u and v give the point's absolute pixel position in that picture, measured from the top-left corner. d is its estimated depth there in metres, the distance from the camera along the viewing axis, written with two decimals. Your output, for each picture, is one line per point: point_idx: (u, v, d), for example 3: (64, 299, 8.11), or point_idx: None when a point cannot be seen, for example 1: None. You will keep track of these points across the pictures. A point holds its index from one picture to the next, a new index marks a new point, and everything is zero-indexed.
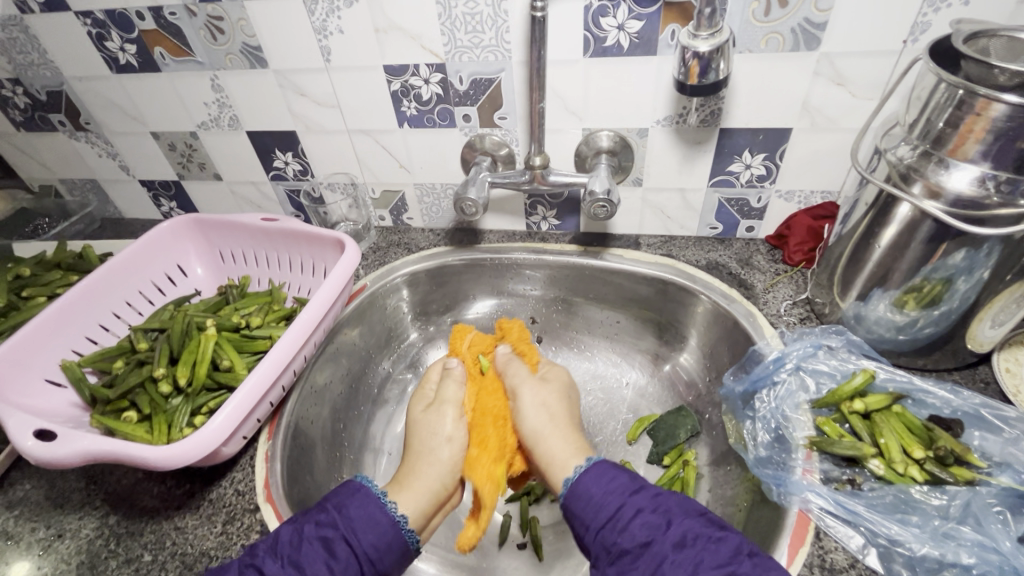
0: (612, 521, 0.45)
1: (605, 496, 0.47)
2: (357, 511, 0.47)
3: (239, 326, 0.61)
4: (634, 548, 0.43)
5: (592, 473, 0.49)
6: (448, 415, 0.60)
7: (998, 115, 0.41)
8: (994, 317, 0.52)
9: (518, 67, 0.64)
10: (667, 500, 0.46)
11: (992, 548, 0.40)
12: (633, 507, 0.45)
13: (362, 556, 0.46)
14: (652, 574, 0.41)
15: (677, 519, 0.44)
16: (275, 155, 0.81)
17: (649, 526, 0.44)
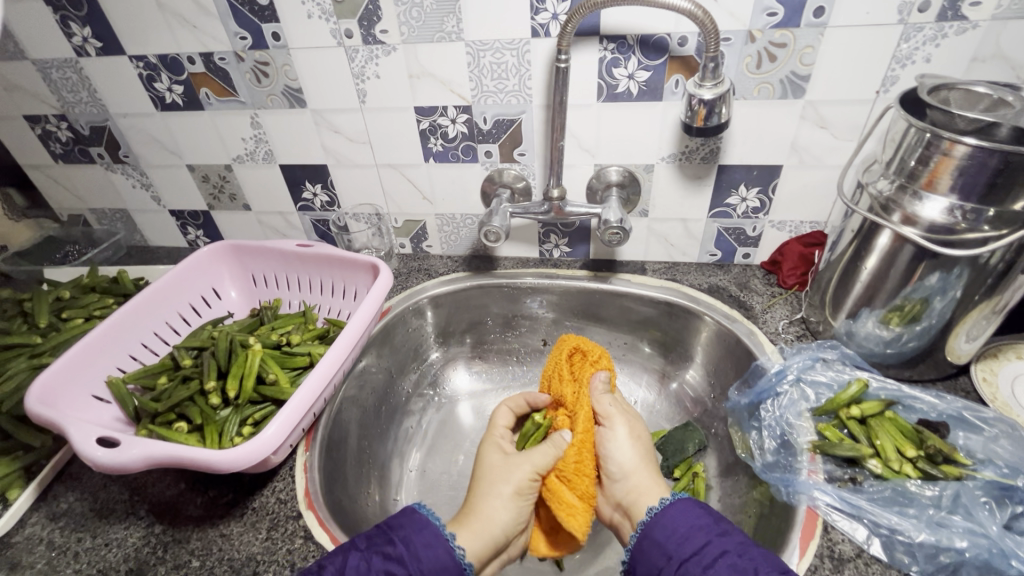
0: (697, 555, 0.48)
1: (687, 534, 0.49)
2: (426, 553, 0.49)
3: (279, 343, 0.65)
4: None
5: (672, 511, 0.51)
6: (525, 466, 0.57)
7: (962, 154, 0.48)
8: (968, 332, 0.59)
9: (537, 110, 0.71)
10: (752, 548, 0.47)
11: (981, 533, 0.45)
12: (719, 547, 0.47)
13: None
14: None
15: (763, 562, 0.45)
16: (305, 187, 0.86)
17: (734, 567, 0.46)
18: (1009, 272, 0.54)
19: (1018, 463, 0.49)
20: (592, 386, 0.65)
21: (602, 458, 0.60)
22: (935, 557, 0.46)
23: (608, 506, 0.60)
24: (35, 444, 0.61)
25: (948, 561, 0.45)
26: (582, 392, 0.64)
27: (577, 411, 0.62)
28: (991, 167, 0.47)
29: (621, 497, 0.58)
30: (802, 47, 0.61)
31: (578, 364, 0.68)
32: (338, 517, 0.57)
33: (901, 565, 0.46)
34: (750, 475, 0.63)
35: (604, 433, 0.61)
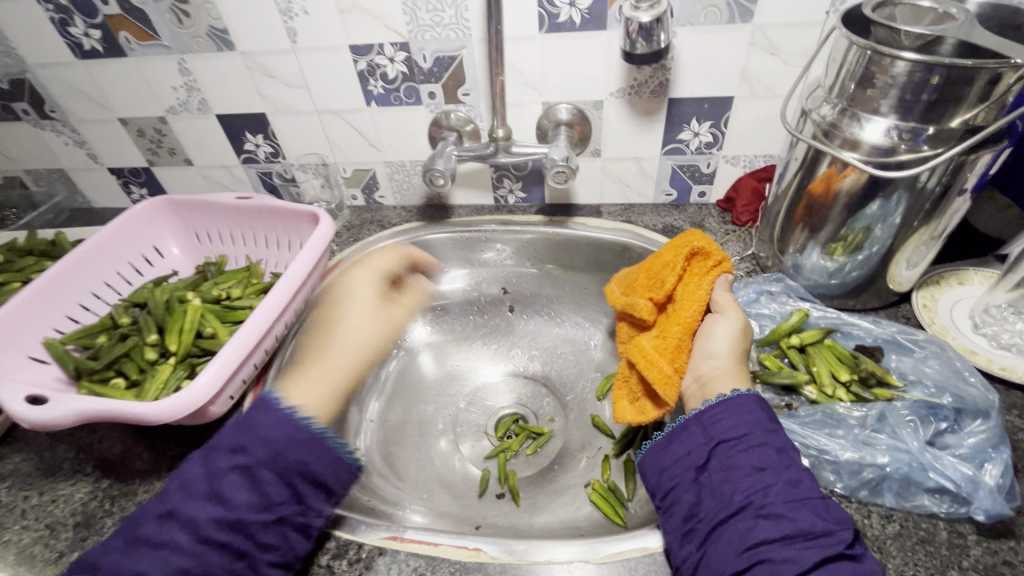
0: (735, 439, 0.46)
1: (738, 420, 0.46)
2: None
3: (220, 298, 0.63)
4: (747, 469, 0.43)
5: (731, 403, 0.48)
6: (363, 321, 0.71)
7: (900, 72, 0.46)
8: (908, 258, 0.59)
9: (477, 44, 0.68)
10: (791, 453, 0.45)
11: (903, 449, 0.46)
12: (761, 438, 0.45)
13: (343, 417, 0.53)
14: (754, 492, 0.42)
15: (800, 467, 0.43)
16: (246, 138, 0.83)
17: (769, 457, 0.44)
18: (945, 196, 0.53)
19: (943, 381, 0.50)
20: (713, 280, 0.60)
21: (701, 336, 0.58)
22: (859, 473, 0.47)
23: (685, 378, 0.57)
24: None
25: (871, 476, 0.46)
26: (701, 288, 0.59)
27: (688, 303, 0.58)
28: (932, 83, 0.46)
29: (705, 373, 0.56)
30: None
31: (694, 264, 0.61)
32: None
33: (827, 483, 0.48)
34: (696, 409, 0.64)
35: (712, 321, 0.58)
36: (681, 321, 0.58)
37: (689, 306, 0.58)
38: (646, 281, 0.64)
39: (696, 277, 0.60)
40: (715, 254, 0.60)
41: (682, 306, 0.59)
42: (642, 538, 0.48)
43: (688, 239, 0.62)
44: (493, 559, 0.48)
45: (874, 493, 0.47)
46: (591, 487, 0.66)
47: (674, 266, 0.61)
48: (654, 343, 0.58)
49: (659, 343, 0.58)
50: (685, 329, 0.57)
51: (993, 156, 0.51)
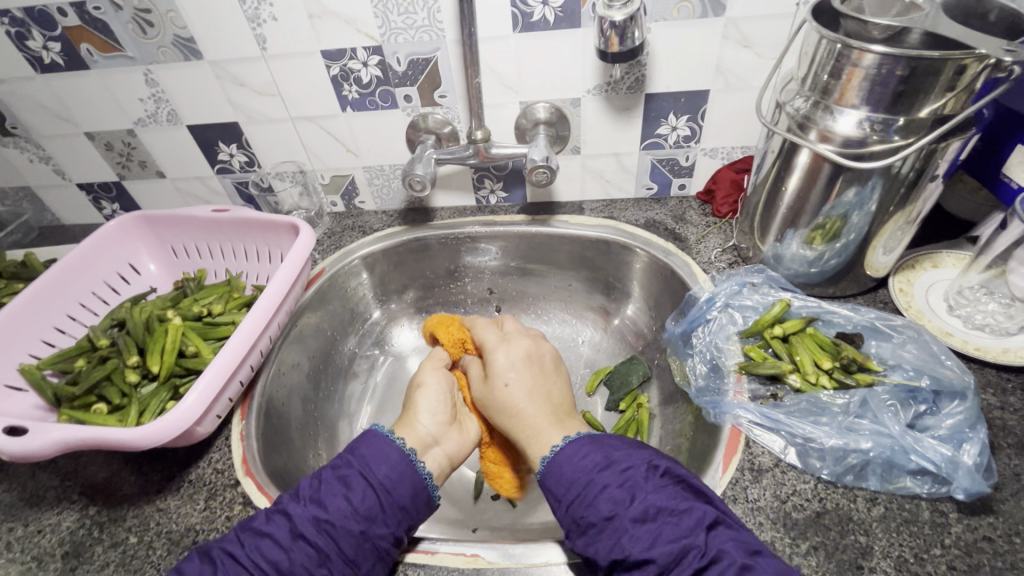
0: (578, 496, 0.46)
1: (574, 470, 0.47)
2: (367, 449, 0.51)
3: (201, 315, 0.63)
4: (597, 522, 0.44)
5: (564, 453, 0.49)
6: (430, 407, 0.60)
7: (870, 64, 0.47)
8: (885, 244, 0.60)
9: (452, 46, 0.67)
10: (636, 479, 0.45)
11: (885, 433, 0.48)
12: (599, 484, 0.45)
13: (377, 485, 0.48)
14: (612, 548, 0.42)
15: (645, 494, 0.43)
16: (219, 148, 0.81)
17: (613, 499, 0.44)
18: (919, 181, 0.54)
19: (922, 364, 0.51)
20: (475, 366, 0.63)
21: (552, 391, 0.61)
22: (844, 459, 0.48)
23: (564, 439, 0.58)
24: None
25: (856, 461, 0.48)
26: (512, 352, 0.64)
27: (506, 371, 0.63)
28: (899, 75, 0.46)
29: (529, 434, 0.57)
30: None
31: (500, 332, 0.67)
32: (277, 480, 0.57)
33: (814, 470, 0.49)
34: (685, 400, 0.65)
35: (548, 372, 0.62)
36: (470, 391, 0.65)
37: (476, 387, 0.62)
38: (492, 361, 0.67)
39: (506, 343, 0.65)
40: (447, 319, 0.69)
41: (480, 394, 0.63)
42: None
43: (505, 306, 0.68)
44: (491, 564, 0.48)
45: (858, 478, 0.48)
46: None
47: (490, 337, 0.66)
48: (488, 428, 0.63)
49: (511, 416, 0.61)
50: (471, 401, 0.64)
51: (962, 143, 0.52)
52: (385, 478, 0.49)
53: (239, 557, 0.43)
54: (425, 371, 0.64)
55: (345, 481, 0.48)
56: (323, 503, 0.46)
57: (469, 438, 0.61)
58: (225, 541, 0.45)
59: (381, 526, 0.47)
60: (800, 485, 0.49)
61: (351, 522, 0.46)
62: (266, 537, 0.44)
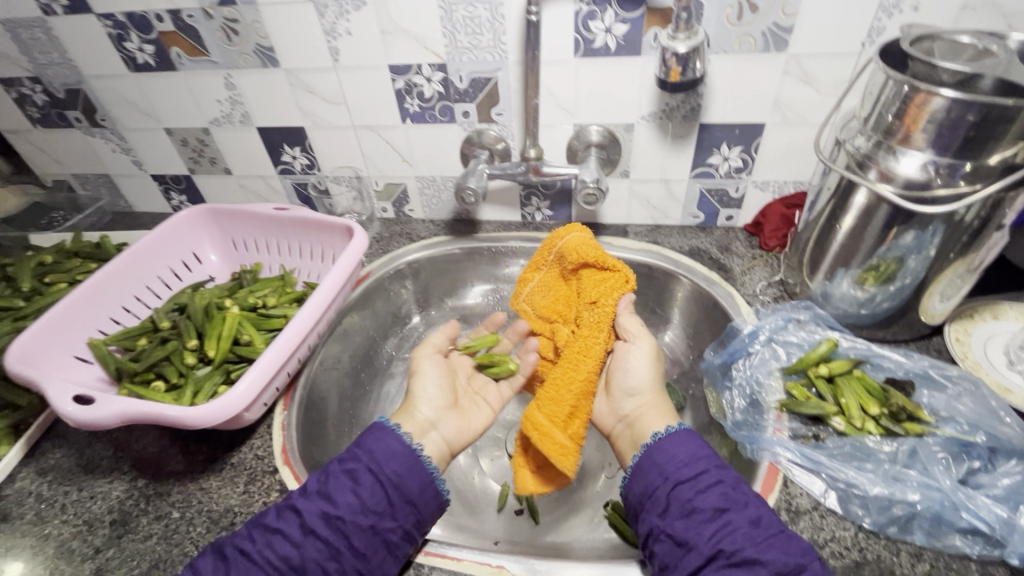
0: (691, 482, 0.47)
1: (682, 458, 0.49)
2: (375, 444, 0.51)
3: (256, 306, 0.66)
4: (708, 512, 0.45)
5: (677, 436, 0.50)
6: (432, 390, 0.59)
7: (938, 108, 0.47)
8: (942, 291, 0.58)
9: (513, 67, 0.69)
10: (744, 487, 0.47)
11: (934, 487, 0.46)
12: (715, 477, 0.47)
13: (385, 482, 0.49)
14: (721, 537, 0.43)
15: (757, 501, 0.46)
16: (284, 150, 0.85)
17: (728, 496, 0.46)
18: (983, 230, 0.53)
19: (978, 420, 0.50)
20: (618, 301, 0.61)
21: (619, 370, 0.60)
22: (888, 509, 0.47)
23: (611, 417, 0.61)
24: (23, 402, 0.63)
25: (901, 513, 0.46)
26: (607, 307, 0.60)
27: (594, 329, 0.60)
28: (968, 120, 0.46)
29: (628, 411, 0.59)
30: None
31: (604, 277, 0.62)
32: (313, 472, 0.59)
33: (855, 517, 0.47)
34: (720, 433, 0.64)
35: (623, 348, 0.60)
36: (581, 331, 0.61)
37: (593, 337, 0.60)
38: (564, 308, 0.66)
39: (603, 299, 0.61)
40: (624, 271, 0.62)
41: (590, 336, 0.60)
42: None
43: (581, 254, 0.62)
44: None
45: (903, 531, 0.46)
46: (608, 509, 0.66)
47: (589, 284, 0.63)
48: (546, 410, 0.59)
49: (551, 407, 0.59)
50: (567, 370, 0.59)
51: None
52: (406, 477, 0.50)
53: (251, 553, 0.45)
54: (421, 359, 0.62)
55: (351, 478, 0.48)
56: (333, 500, 0.47)
57: (468, 424, 0.60)
58: (238, 538, 0.47)
59: (390, 521, 0.48)
60: (839, 532, 0.47)
61: (361, 516, 0.47)
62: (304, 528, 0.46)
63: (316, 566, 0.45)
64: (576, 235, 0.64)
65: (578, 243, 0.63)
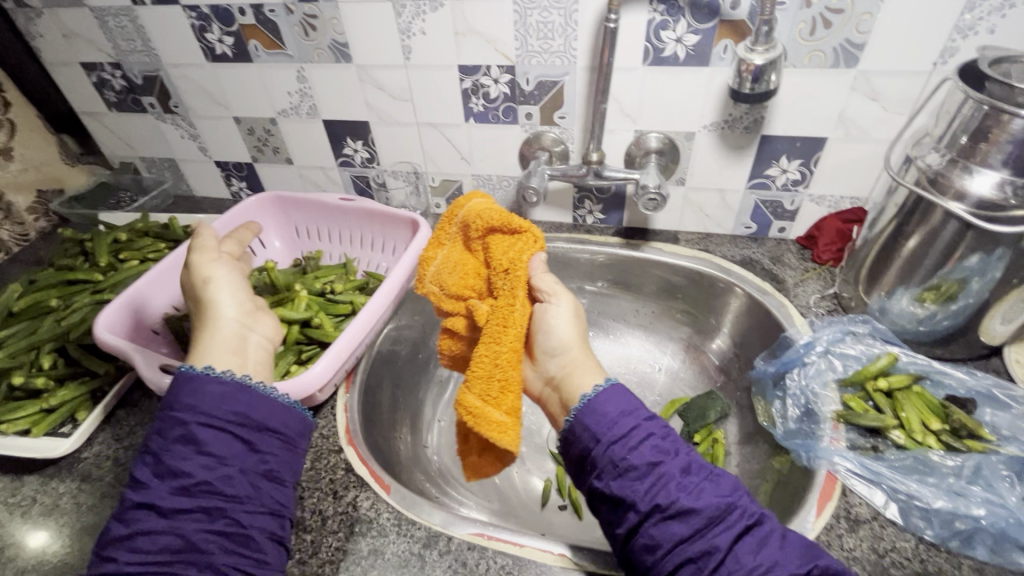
0: (623, 438, 0.47)
1: (605, 416, 0.48)
2: (188, 399, 0.45)
3: (323, 291, 0.69)
4: (641, 468, 0.45)
5: (608, 394, 0.50)
6: (226, 299, 0.53)
7: (1019, 128, 0.47)
8: (1004, 313, 0.59)
9: (581, 72, 0.71)
10: (671, 437, 0.48)
11: (999, 504, 0.46)
12: (645, 431, 0.47)
13: (224, 427, 0.45)
14: (657, 490, 0.44)
15: (682, 453, 0.46)
16: (346, 143, 0.88)
17: (657, 449, 0.46)
18: None
19: None
20: (531, 262, 0.56)
21: (540, 330, 0.56)
22: (951, 522, 0.47)
23: (537, 381, 0.57)
24: (100, 370, 0.66)
25: (964, 527, 0.47)
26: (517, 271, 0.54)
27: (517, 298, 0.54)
28: None
29: (555, 372, 0.55)
30: (859, 14, 0.60)
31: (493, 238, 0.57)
32: (374, 454, 0.62)
33: (917, 529, 0.48)
34: (770, 442, 0.64)
35: (542, 308, 0.56)
36: (497, 299, 0.55)
37: (509, 305, 0.54)
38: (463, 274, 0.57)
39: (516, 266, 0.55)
40: (531, 230, 0.56)
41: (505, 302, 0.54)
42: None
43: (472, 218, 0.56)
44: (577, 565, 0.49)
45: (965, 545, 0.47)
46: None
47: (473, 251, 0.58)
48: (476, 388, 0.54)
49: (482, 381, 0.54)
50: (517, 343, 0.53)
51: None
52: (248, 408, 0.46)
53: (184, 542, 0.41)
54: (206, 266, 0.55)
55: (193, 438, 0.43)
56: (177, 470, 0.42)
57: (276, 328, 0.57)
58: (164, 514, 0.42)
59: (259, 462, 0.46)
60: (900, 543, 0.48)
61: (235, 469, 0.44)
62: None
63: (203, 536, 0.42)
64: (477, 200, 0.57)
65: (481, 208, 0.56)
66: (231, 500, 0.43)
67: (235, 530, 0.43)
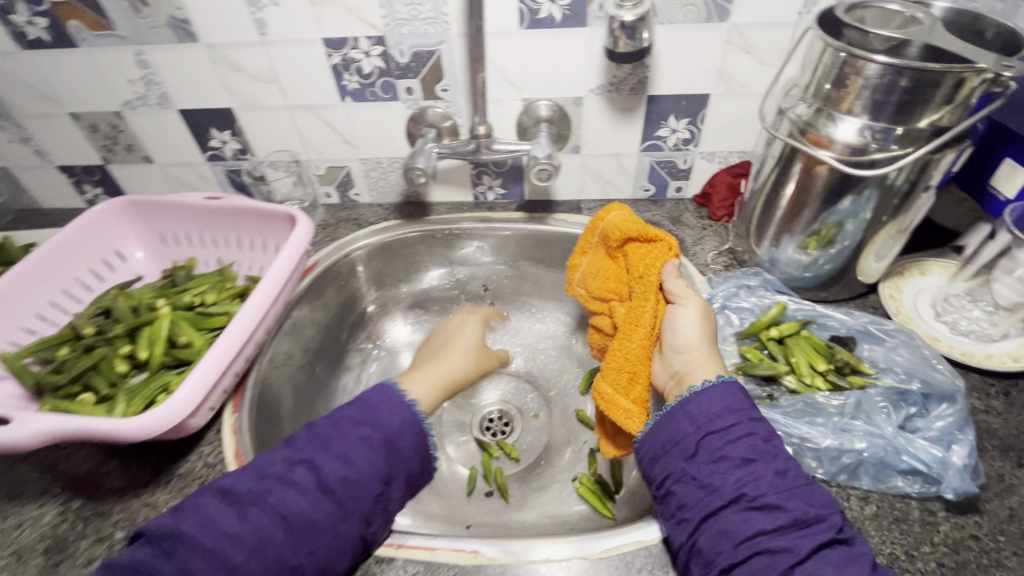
0: (724, 431, 0.48)
1: (726, 413, 0.49)
2: (381, 400, 0.54)
3: (193, 304, 0.61)
4: (736, 460, 0.46)
5: (715, 391, 0.50)
6: (466, 346, 0.74)
7: (873, 74, 0.48)
8: (877, 252, 0.62)
9: (456, 39, 0.67)
10: (776, 442, 0.48)
11: (878, 434, 0.49)
12: (746, 429, 0.48)
13: (388, 439, 0.52)
14: (745, 483, 0.45)
15: (782, 453, 0.46)
16: (212, 134, 0.79)
17: (755, 447, 0.47)
18: (912, 192, 0.56)
19: (913, 368, 0.53)
20: (662, 268, 0.61)
21: (665, 329, 0.59)
22: (838, 458, 0.49)
23: (662, 374, 0.59)
24: None
25: (850, 461, 0.49)
26: (645, 271, 0.61)
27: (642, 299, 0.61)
28: (901, 85, 0.48)
29: (679, 368, 0.57)
30: None
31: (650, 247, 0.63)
32: None
33: (809, 469, 0.50)
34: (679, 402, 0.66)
35: (673, 310, 0.59)
36: (633, 302, 0.63)
37: (642, 306, 0.61)
38: (620, 280, 0.67)
39: (648, 264, 0.62)
40: (666, 240, 0.63)
41: (638, 304, 0.62)
42: (637, 532, 0.50)
43: (623, 229, 0.64)
44: (492, 560, 0.48)
45: (851, 477, 0.49)
46: (578, 481, 0.68)
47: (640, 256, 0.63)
48: (609, 378, 0.62)
49: (613, 373, 0.62)
50: (645, 339, 0.60)
51: (956, 155, 0.54)
52: (372, 430, 0.52)
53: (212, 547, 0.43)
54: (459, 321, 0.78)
55: (304, 446, 0.49)
56: (296, 477, 0.47)
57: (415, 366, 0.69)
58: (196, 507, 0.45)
59: (360, 488, 0.48)
60: None
61: (339, 481, 0.48)
62: (267, 534, 0.44)
63: (277, 548, 0.44)
64: (617, 212, 0.66)
65: (619, 221, 0.65)
66: (309, 520, 0.45)
67: (292, 559, 0.44)
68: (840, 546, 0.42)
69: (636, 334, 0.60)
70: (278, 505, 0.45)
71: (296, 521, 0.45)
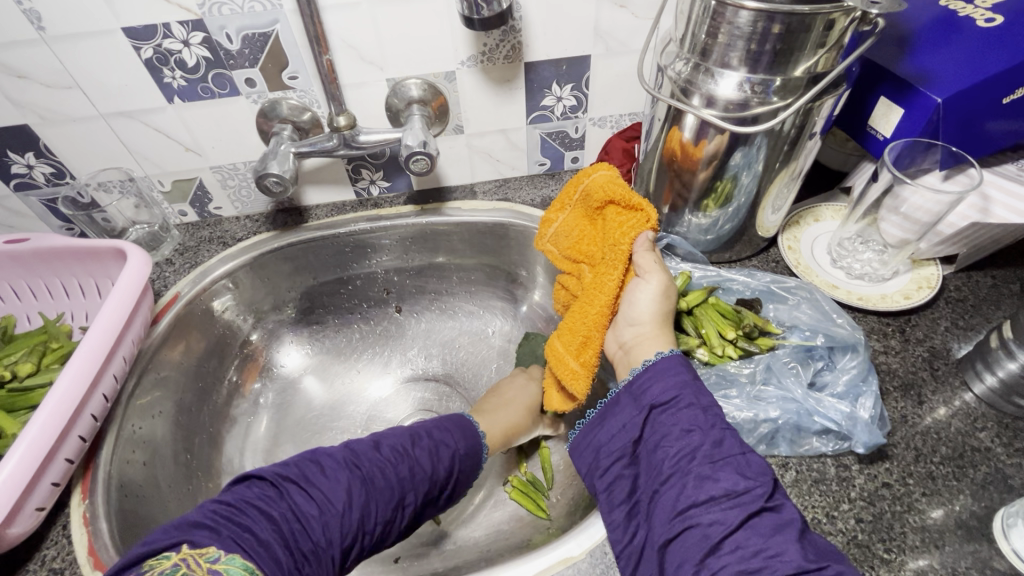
0: (667, 405, 0.44)
1: (666, 383, 0.45)
2: (447, 425, 0.56)
3: (4, 380, 0.52)
4: (674, 434, 0.42)
5: (663, 364, 0.46)
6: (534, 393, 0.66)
7: (745, 22, 0.45)
8: (773, 203, 0.60)
9: (292, 16, 0.56)
10: (719, 410, 0.44)
11: (790, 399, 0.48)
12: (687, 400, 0.44)
13: (408, 447, 0.52)
14: (683, 457, 0.41)
15: (725, 424, 0.42)
16: (10, 159, 0.63)
17: (696, 418, 0.43)
18: (799, 139, 0.53)
19: (816, 324, 0.53)
20: (634, 241, 0.52)
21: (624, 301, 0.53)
22: (754, 429, 0.48)
23: (612, 342, 0.55)
24: None
25: (766, 430, 0.48)
26: (615, 241, 0.53)
27: (607, 266, 0.53)
28: (774, 33, 0.44)
29: (628, 340, 0.53)
30: None
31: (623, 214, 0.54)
32: None
33: None
34: None
35: (635, 283, 0.52)
36: (599, 267, 0.54)
37: (606, 274, 0.53)
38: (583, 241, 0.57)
39: (619, 232, 0.53)
40: (646, 210, 0.53)
41: (602, 270, 0.54)
42: (564, 548, 0.46)
43: (595, 192, 0.54)
44: None
45: (769, 446, 0.48)
46: (509, 485, 0.64)
47: (610, 222, 0.54)
48: (562, 337, 0.56)
49: (565, 334, 0.56)
50: (603, 308, 0.53)
51: (835, 99, 0.52)
52: (443, 445, 0.54)
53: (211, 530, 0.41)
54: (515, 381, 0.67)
55: (394, 448, 0.51)
56: (365, 468, 0.49)
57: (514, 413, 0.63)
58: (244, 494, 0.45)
59: (380, 499, 0.48)
60: None
61: (369, 485, 0.48)
62: None
63: (303, 531, 0.44)
64: (603, 172, 0.54)
65: (602, 181, 0.53)
66: (316, 516, 0.45)
67: (297, 555, 0.43)
68: (766, 516, 0.38)
69: (597, 301, 0.53)
70: (263, 500, 0.44)
71: (296, 518, 0.44)
